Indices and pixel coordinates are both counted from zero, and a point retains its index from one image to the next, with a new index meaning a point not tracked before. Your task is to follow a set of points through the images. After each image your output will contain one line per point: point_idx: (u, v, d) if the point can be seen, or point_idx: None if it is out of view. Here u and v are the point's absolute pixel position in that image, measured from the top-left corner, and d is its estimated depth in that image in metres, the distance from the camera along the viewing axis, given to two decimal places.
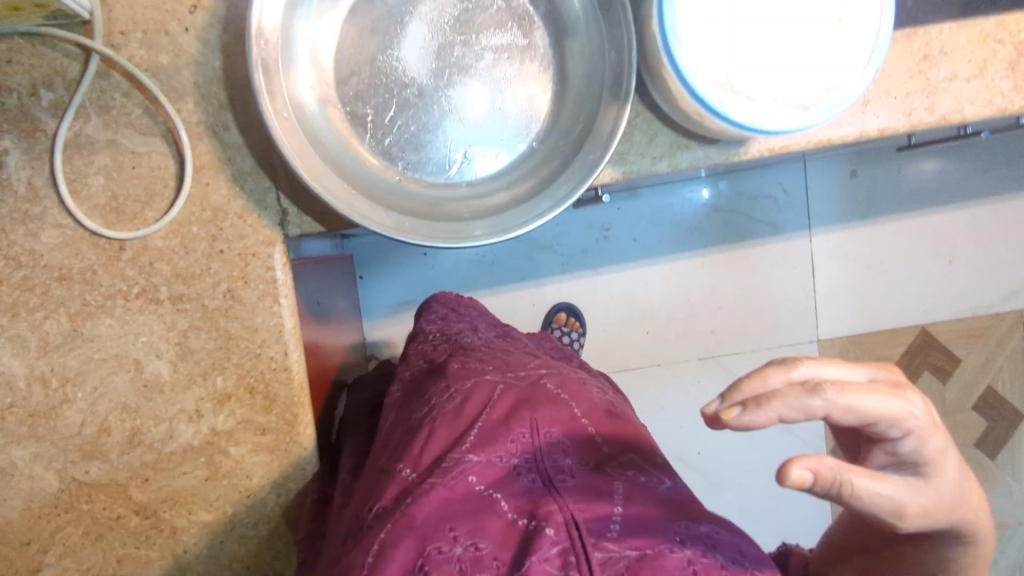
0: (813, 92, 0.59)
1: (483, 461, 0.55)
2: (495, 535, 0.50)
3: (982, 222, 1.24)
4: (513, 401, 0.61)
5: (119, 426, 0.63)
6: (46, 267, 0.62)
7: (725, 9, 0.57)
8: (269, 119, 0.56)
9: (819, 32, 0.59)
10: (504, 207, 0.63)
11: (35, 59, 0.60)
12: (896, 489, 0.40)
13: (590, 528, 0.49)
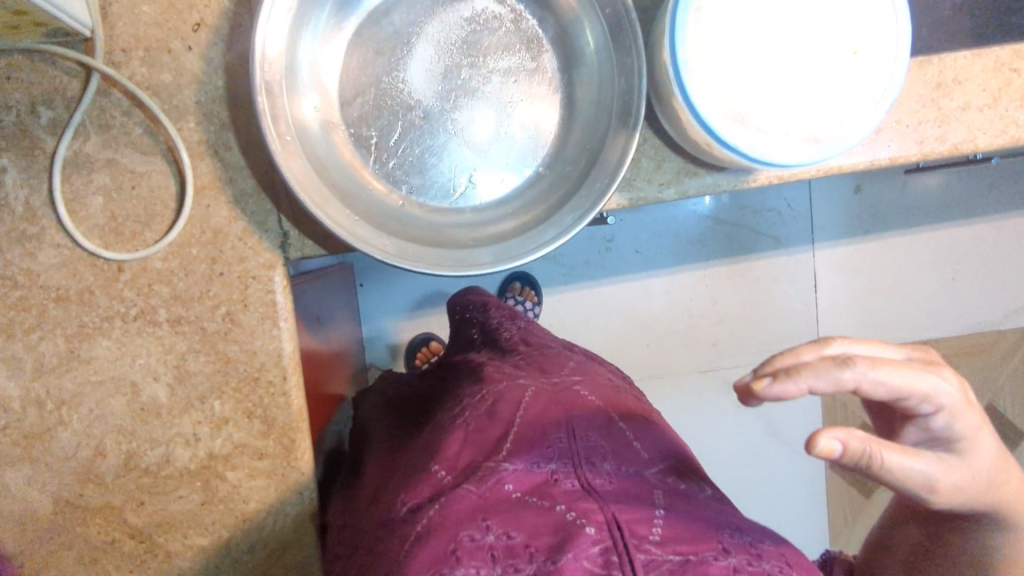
0: (825, 126, 0.57)
1: (522, 465, 0.56)
2: (531, 527, 0.51)
3: (986, 241, 1.23)
4: (550, 407, 0.61)
5: (115, 450, 0.63)
6: (43, 287, 0.61)
7: (740, 39, 0.56)
8: (273, 146, 0.54)
9: (833, 65, 0.58)
10: (508, 235, 0.61)
11: (35, 76, 0.59)
12: (932, 467, 0.39)
13: (632, 529, 0.49)
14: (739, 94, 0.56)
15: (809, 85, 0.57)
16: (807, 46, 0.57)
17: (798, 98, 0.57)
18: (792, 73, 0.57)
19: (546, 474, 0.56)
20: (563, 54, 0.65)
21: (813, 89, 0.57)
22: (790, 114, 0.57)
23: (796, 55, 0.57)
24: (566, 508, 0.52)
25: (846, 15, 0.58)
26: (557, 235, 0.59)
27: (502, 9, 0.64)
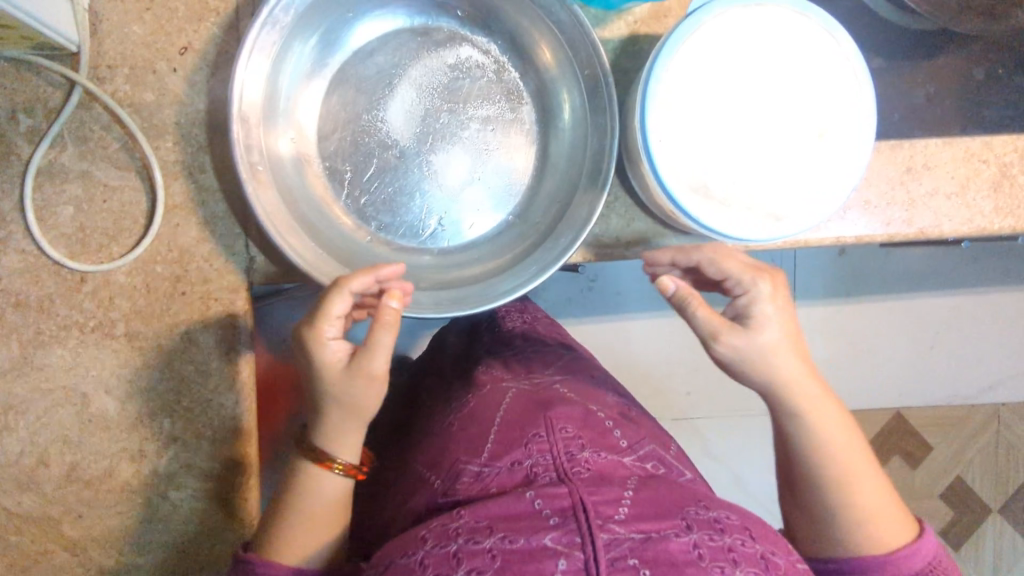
0: (787, 204, 0.59)
1: (499, 466, 0.56)
2: (496, 511, 0.49)
3: (967, 318, 1.18)
4: (533, 407, 0.62)
5: (59, 460, 0.63)
6: (3, 291, 0.61)
7: (708, 113, 0.58)
8: (245, 177, 0.55)
9: (799, 146, 0.59)
10: (471, 280, 0.62)
11: (18, 84, 0.60)
12: (739, 339, 0.55)
13: (598, 509, 0.48)
14: (706, 167, 0.58)
15: (775, 163, 0.59)
16: (776, 125, 0.59)
17: (764, 175, 0.58)
18: (759, 150, 0.59)
19: (524, 471, 0.55)
20: (542, 107, 0.66)
21: (779, 168, 0.59)
22: (756, 190, 0.58)
23: (764, 133, 0.59)
24: (534, 495, 0.50)
25: (816, 100, 0.59)
26: (516, 285, 0.59)
27: (484, 59, 0.66)
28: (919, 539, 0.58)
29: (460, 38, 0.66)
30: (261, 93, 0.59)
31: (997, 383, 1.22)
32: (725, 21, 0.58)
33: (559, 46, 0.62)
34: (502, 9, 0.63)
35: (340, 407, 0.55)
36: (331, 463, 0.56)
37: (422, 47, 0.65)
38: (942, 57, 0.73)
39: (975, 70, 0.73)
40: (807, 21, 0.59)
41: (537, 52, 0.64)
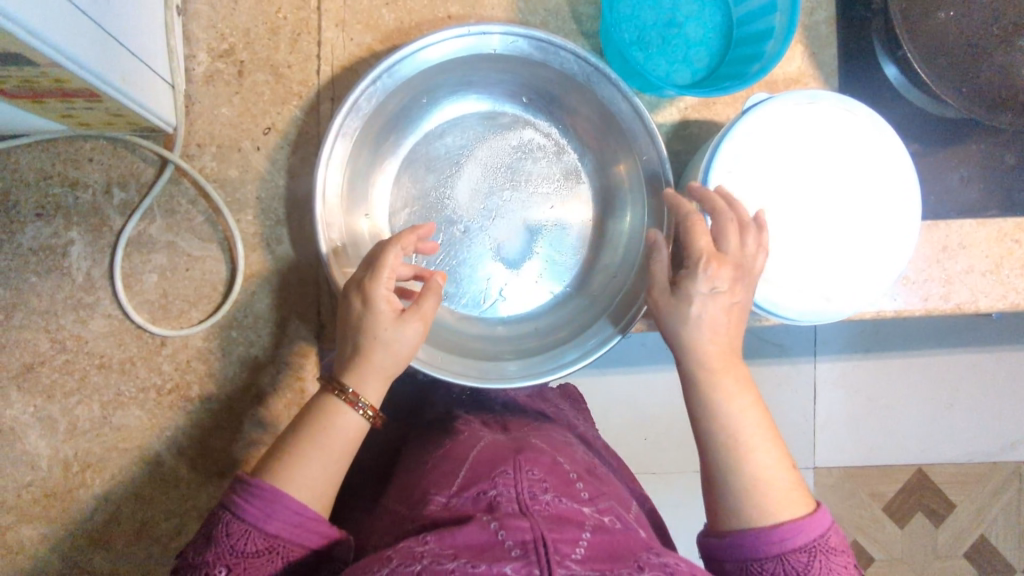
0: (836, 287, 0.62)
1: (465, 495, 0.50)
2: (462, 541, 0.44)
3: (992, 381, 1.20)
4: (502, 450, 0.58)
5: (131, 517, 0.65)
6: (88, 353, 0.64)
7: (762, 200, 0.61)
8: (328, 256, 0.58)
9: (846, 231, 0.62)
10: (533, 351, 0.64)
11: (115, 160, 0.65)
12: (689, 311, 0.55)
13: (556, 545, 0.43)
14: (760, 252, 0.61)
15: (822, 249, 0.62)
16: (820, 213, 0.62)
17: (813, 261, 0.62)
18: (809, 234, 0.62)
19: (488, 500, 0.49)
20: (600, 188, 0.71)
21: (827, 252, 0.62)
22: (805, 276, 0.61)
23: (813, 222, 0.62)
24: (498, 525, 0.45)
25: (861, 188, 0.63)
26: (579, 357, 0.61)
27: (545, 141, 0.70)
28: (810, 515, 0.50)
29: (524, 122, 0.70)
30: (345, 177, 0.63)
31: (1020, 441, 1.21)
32: (779, 114, 0.61)
33: (617, 133, 0.65)
34: (564, 98, 0.68)
35: (383, 349, 0.53)
36: (354, 400, 0.52)
37: (488, 131, 0.70)
38: (972, 142, 0.76)
39: (1006, 156, 0.76)
40: (853, 115, 0.63)
41: (596, 138, 0.69)
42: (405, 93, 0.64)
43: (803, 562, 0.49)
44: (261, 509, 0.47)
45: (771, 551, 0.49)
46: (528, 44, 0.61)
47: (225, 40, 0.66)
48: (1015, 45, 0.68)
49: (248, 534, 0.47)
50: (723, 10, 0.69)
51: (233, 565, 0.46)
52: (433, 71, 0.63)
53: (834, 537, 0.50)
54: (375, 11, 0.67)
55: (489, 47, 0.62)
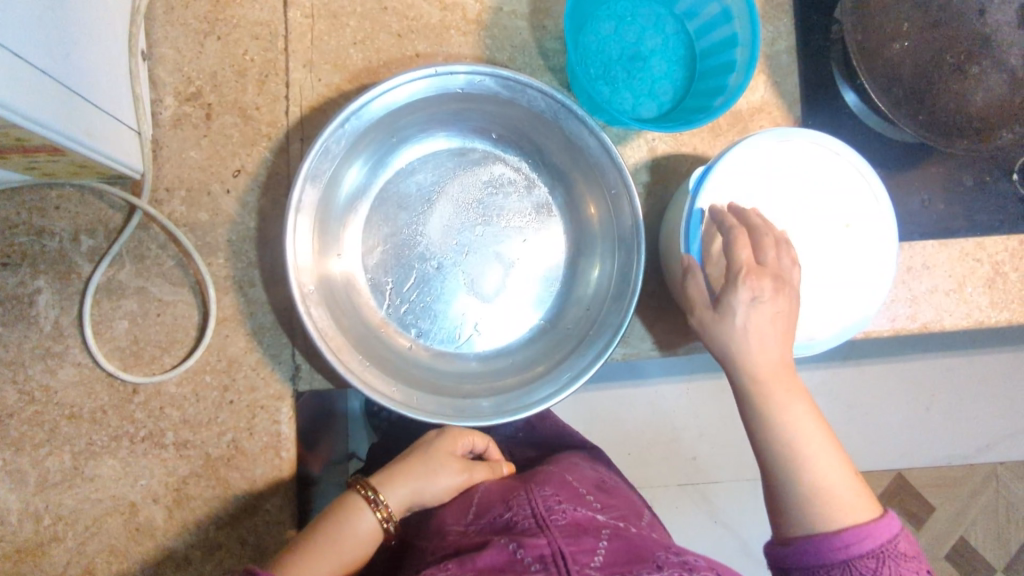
0: (835, 288, 0.64)
1: (483, 521, 0.53)
2: (484, 559, 0.46)
3: (966, 387, 1.21)
4: (514, 478, 0.60)
5: (105, 570, 0.63)
6: (58, 404, 0.63)
7: None
8: (300, 300, 0.58)
9: (831, 238, 0.65)
10: (512, 387, 0.64)
11: (82, 207, 0.64)
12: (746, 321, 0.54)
13: (574, 557, 0.45)
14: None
15: (811, 258, 0.64)
16: (803, 225, 0.64)
17: (801, 278, 0.64)
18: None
19: (505, 521, 0.52)
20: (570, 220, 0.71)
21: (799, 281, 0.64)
22: (800, 288, 0.64)
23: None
24: (515, 544, 0.47)
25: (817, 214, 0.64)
26: (555, 391, 0.62)
27: (516, 175, 0.71)
28: (877, 519, 0.52)
29: (493, 157, 0.71)
30: (315, 220, 0.62)
31: (993, 443, 1.24)
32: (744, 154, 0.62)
33: (586, 168, 0.66)
34: (532, 133, 0.68)
35: (422, 472, 0.59)
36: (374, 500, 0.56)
37: (457, 169, 0.70)
38: (932, 163, 0.78)
39: (965, 176, 0.78)
40: (790, 144, 0.64)
41: (564, 172, 0.70)
42: (373, 134, 0.64)
43: (870, 568, 0.50)
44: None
45: (837, 557, 0.50)
46: (495, 82, 0.62)
47: (192, 83, 0.66)
48: (968, 73, 0.70)
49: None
50: (687, 43, 0.71)
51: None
52: (398, 112, 0.64)
53: (902, 542, 0.51)
54: (343, 51, 0.67)
55: (456, 86, 0.62)
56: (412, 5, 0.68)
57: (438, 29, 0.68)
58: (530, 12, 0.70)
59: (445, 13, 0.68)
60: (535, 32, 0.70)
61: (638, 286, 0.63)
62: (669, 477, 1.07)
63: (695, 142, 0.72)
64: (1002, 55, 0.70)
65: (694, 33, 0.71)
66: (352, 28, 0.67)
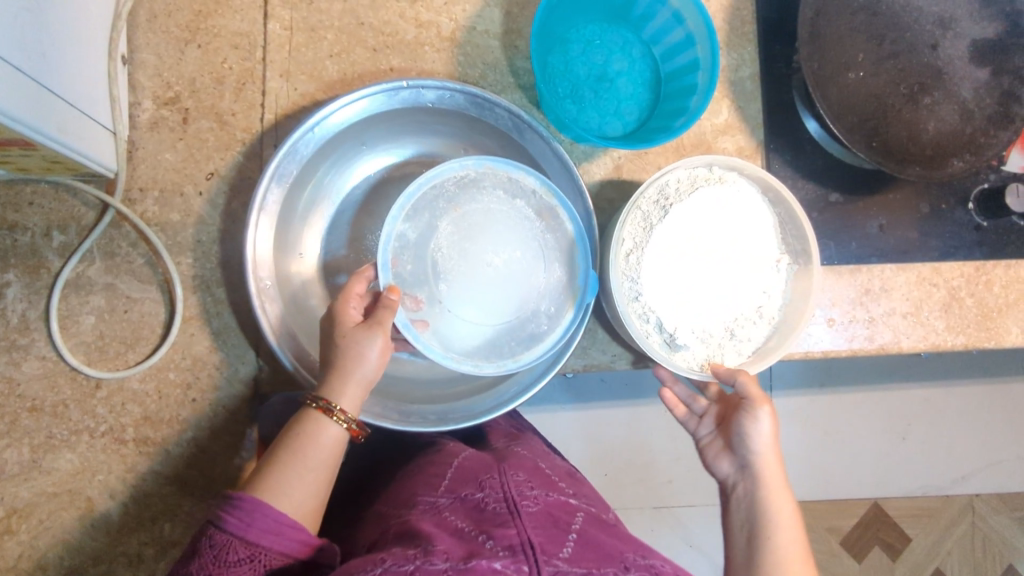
0: (759, 328, 0.67)
1: (455, 496, 0.53)
2: (453, 539, 0.46)
3: (937, 414, 1.22)
4: (485, 460, 0.60)
5: (58, 564, 0.64)
6: (20, 396, 0.64)
7: (692, 260, 0.66)
8: (255, 295, 0.61)
9: (765, 275, 0.67)
10: (459, 396, 0.68)
11: (55, 204, 0.66)
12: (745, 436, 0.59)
13: (544, 548, 0.46)
14: (665, 316, 0.64)
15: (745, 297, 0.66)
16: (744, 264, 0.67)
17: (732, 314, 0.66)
18: (698, 296, 0.65)
19: (476, 502, 0.52)
20: None
21: (729, 306, 0.66)
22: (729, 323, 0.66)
23: (708, 277, 0.66)
24: (484, 533, 0.47)
25: (744, 235, 0.67)
26: (497, 404, 0.66)
27: None
28: None
29: None
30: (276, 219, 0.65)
31: (968, 475, 1.24)
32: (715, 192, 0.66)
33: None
34: (496, 150, 0.71)
35: (350, 360, 0.54)
36: (327, 407, 0.53)
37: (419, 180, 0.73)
38: (892, 191, 0.80)
39: (922, 204, 0.80)
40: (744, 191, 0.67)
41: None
42: (340, 143, 0.67)
43: None
44: (243, 518, 0.46)
45: None
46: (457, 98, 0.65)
47: (170, 88, 0.68)
48: (921, 104, 0.73)
49: (230, 542, 0.45)
50: (652, 67, 0.74)
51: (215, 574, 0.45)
52: (373, 119, 0.67)
53: None
54: (320, 63, 0.69)
55: (424, 99, 0.65)
56: (389, 21, 0.71)
57: (413, 45, 0.71)
58: (502, 32, 0.72)
59: (420, 30, 0.71)
60: (507, 51, 0.72)
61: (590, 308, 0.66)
62: (644, 499, 1.07)
63: (659, 161, 0.74)
64: (953, 88, 0.73)
65: (659, 57, 0.74)
66: (329, 41, 0.70)
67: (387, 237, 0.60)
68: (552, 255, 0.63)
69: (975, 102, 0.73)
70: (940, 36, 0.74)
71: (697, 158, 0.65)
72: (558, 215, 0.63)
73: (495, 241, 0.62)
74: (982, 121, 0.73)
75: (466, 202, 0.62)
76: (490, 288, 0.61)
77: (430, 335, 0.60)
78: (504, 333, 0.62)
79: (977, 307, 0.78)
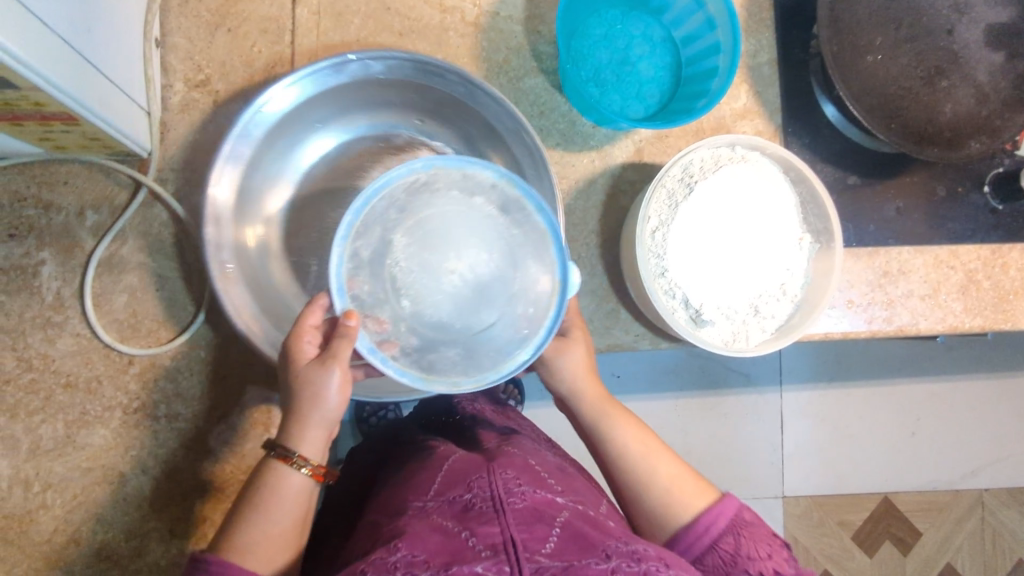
0: (781, 305, 0.68)
1: (443, 497, 0.54)
2: (436, 542, 0.47)
3: (948, 404, 1.22)
4: (472, 459, 0.61)
5: (91, 538, 0.64)
6: (54, 372, 0.65)
7: (714, 239, 0.66)
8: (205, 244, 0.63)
9: (788, 251, 0.68)
10: None
11: (89, 184, 0.67)
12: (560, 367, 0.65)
13: (526, 545, 0.46)
14: (691, 291, 0.65)
15: (766, 274, 0.67)
16: (767, 241, 0.67)
17: (754, 291, 0.67)
18: (721, 275, 0.66)
19: (463, 503, 0.52)
20: None
21: (753, 282, 0.67)
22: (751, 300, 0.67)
23: (732, 254, 0.67)
24: (468, 533, 0.48)
25: (768, 213, 0.68)
26: None
27: (444, 162, 0.76)
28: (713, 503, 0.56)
29: (418, 143, 0.75)
30: (244, 180, 0.68)
31: (979, 469, 1.24)
32: (737, 172, 0.67)
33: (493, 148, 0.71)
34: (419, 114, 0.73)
35: (309, 401, 0.53)
36: (288, 457, 0.52)
37: (411, 134, 0.75)
38: (910, 175, 0.81)
39: (939, 187, 0.81)
40: (765, 169, 0.68)
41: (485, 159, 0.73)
42: (299, 115, 0.69)
43: (731, 547, 0.53)
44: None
45: (702, 544, 0.54)
46: (324, 70, 0.64)
47: (201, 71, 0.69)
48: (938, 87, 0.74)
49: None
50: (672, 52, 0.75)
51: None
52: (344, 87, 0.68)
53: (747, 512, 0.55)
54: (346, 47, 0.71)
55: (376, 70, 0.67)
56: (414, 6, 0.72)
57: (437, 30, 0.72)
58: (525, 17, 0.74)
59: (445, 15, 0.72)
60: (530, 35, 0.73)
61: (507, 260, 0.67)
62: None
63: (679, 144, 0.75)
64: (970, 71, 0.74)
65: (679, 41, 0.75)
66: (355, 26, 0.71)
67: (337, 258, 0.52)
68: (519, 255, 0.54)
69: (991, 85, 0.74)
70: (956, 20, 0.75)
71: (721, 138, 0.67)
72: (524, 206, 0.55)
73: (457, 245, 0.53)
74: (998, 103, 0.74)
75: (419, 206, 0.53)
76: (458, 299, 0.53)
77: (402, 358, 0.52)
78: (481, 345, 0.53)
79: (994, 290, 0.79)
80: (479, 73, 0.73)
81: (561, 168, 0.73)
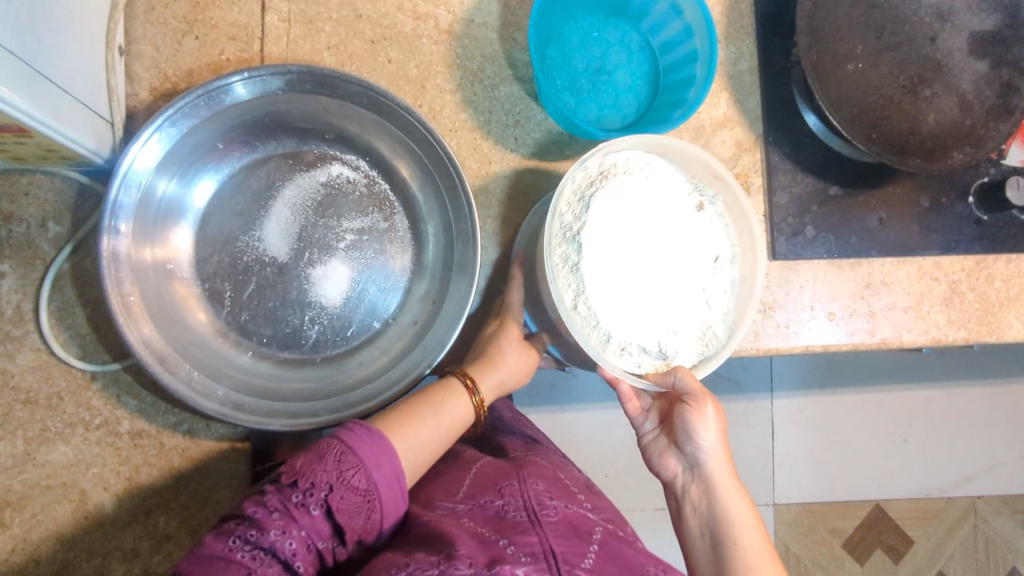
0: (716, 279, 0.63)
1: (474, 502, 0.54)
2: (476, 544, 0.47)
3: (938, 413, 1.21)
4: (506, 464, 0.61)
5: (50, 558, 0.63)
6: (14, 387, 0.63)
7: (627, 262, 0.60)
8: (112, 299, 0.58)
9: (690, 224, 0.63)
10: (354, 384, 0.66)
11: (50, 195, 0.65)
12: (701, 435, 0.62)
13: (566, 558, 0.47)
14: (637, 322, 0.60)
15: (679, 256, 0.62)
16: (670, 223, 0.62)
17: (681, 279, 0.62)
18: (654, 289, 0.61)
19: (496, 509, 0.53)
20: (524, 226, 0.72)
21: (686, 280, 0.62)
22: (685, 291, 0.62)
23: (660, 272, 0.61)
24: (507, 540, 0.48)
25: (659, 202, 0.62)
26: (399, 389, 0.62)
27: (355, 175, 0.71)
28: None
29: (331, 157, 0.70)
30: (144, 212, 0.63)
31: (971, 476, 1.23)
32: (622, 185, 0.61)
33: (416, 159, 0.67)
34: (264, 123, 0.67)
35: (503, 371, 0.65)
36: (473, 389, 0.62)
37: (321, 147, 0.70)
38: (894, 185, 0.79)
39: (922, 198, 0.79)
40: (635, 162, 0.63)
41: (401, 169, 0.70)
42: (200, 137, 0.64)
43: None
44: (369, 449, 0.51)
45: None
46: (197, 101, 0.60)
47: (168, 79, 0.67)
48: (920, 96, 0.73)
49: (357, 470, 0.50)
50: (650, 59, 0.74)
51: (332, 495, 0.48)
52: (237, 107, 0.64)
53: None
54: (317, 55, 0.69)
55: (271, 86, 0.62)
56: (387, 14, 0.71)
57: (411, 37, 0.71)
58: (500, 24, 0.72)
59: (418, 22, 0.71)
60: (505, 43, 0.72)
61: (477, 272, 0.64)
62: (643, 499, 1.10)
63: None
64: (953, 80, 0.73)
65: (657, 49, 0.74)
66: (326, 33, 0.69)
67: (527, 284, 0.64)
68: None
69: (975, 94, 0.73)
70: (939, 28, 0.73)
71: (572, 168, 0.60)
72: None
73: None
74: (981, 113, 0.73)
75: None
76: None
77: None
78: None
79: (978, 301, 0.78)
80: (453, 82, 0.72)
81: (537, 178, 0.72)
